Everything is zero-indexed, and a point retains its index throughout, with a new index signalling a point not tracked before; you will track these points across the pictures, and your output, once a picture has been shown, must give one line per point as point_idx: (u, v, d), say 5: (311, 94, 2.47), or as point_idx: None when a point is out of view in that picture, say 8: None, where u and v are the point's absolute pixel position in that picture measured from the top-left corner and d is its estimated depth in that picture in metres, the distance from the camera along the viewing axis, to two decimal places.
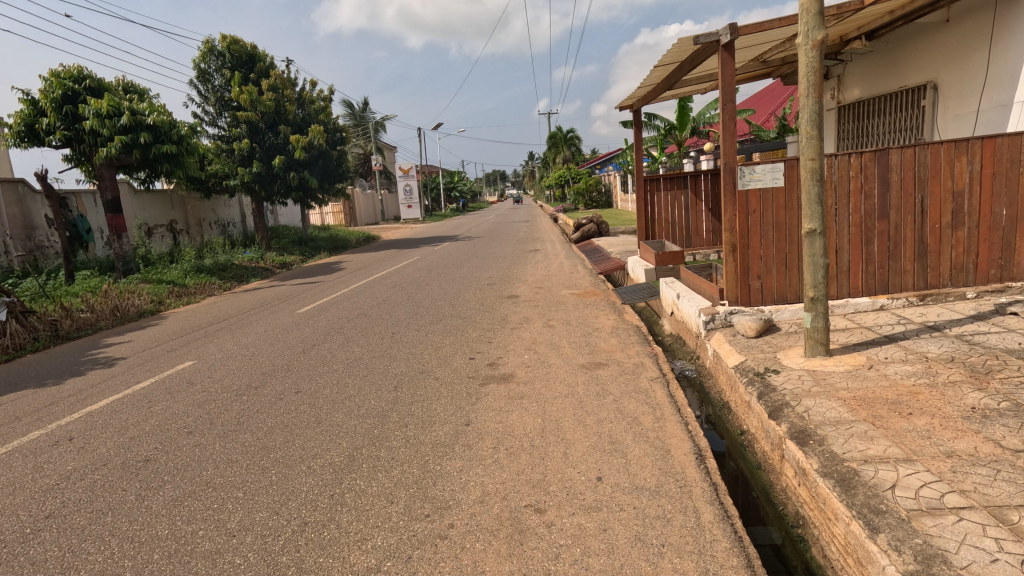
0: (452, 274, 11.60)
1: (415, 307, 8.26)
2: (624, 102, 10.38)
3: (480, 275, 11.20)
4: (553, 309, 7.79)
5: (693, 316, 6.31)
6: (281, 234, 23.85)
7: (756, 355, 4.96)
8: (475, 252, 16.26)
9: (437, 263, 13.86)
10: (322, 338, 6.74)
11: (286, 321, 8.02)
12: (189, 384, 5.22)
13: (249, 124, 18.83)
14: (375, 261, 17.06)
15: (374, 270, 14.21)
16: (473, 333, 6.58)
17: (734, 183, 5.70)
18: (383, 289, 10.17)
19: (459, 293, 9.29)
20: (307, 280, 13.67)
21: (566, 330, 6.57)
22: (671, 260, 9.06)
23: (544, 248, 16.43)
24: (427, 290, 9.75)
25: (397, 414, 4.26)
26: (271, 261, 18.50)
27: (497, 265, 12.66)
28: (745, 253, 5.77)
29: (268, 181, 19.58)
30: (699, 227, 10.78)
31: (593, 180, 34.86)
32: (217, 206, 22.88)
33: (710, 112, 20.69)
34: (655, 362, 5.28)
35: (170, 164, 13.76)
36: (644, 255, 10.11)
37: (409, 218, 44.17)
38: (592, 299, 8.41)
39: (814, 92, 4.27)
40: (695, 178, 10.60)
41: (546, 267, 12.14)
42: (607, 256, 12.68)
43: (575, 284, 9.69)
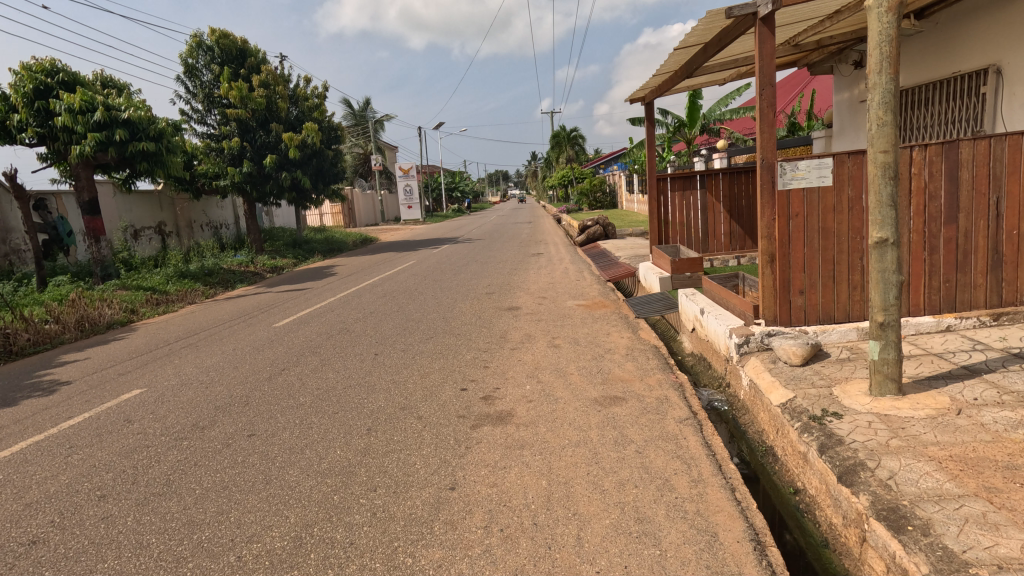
0: (448, 282, 10.71)
1: (403, 321, 7.39)
2: (636, 94, 9.52)
3: (479, 283, 10.33)
4: (558, 324, 6.93)
5: (721, 337, 5.44)
6: (276, 236, 23.06)
7: (807, 391, 4.08)
8: (475, 256, 15.41)
9: (433, 268, 13.00)
10: (295, 359, 5.89)
11: (259, 337, 7.17)
12: (125, 422, 4.38)
13: (239, 121, 17.99)
14: (369, 265, 16.20)
15: (366, 275, 13.36)
16: (466, 355, 5.71)
17: (774, 182, 4.84)
18: (372, 298, 9.32)
19: (454, 304, 8.43)
20: (295, 286, 12.83)
21: (574, 352, 5.71)
22: (688, 267, 8.21)
23: (547, 251, 15.54)
24: (419, 300, 8.90)
25: (365, 473, 3.40)
26: (262, 265, 17.69)
27: (497, 271, 11.81)
28: (786, 264, 4.91)
29: (259, 181, 18.76)
30: (716, 230, 9.90)
31: (597, 180, 33.99)
32: (208, 208, 22.09)
33: (721, 109, 19.80)
34: (682, 397, 4.41)
35: (149, 163, 12.91)
36: (657, 262, 9.24)
37: (410, 218, 43.37)
38: (601, 312, 7.53)
39: (890, 67, 3.40)
40: (711, 176, 9.72)
41: (550, 273, 11.28)
42: (615, 261, 11.81)
43: (582, 294, 8.82)
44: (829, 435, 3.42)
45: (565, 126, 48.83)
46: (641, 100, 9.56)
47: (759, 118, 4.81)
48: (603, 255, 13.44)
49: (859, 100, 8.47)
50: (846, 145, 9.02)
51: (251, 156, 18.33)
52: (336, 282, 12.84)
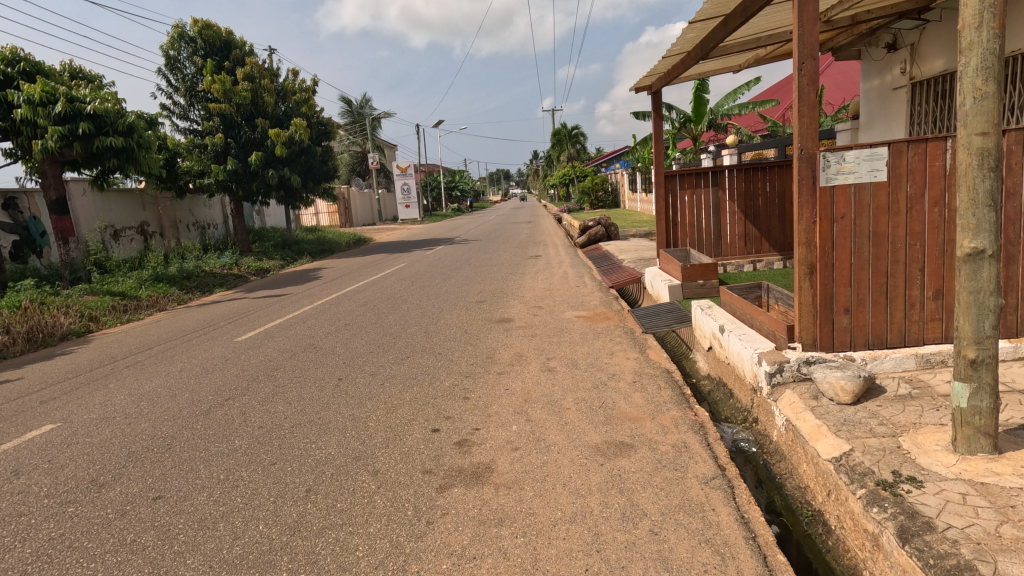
0: (438, 288, 9.86)
1: (379, 336, 6.54)
2: (642, 82, 8.67)
3: (470, 290, 9.46)
4: (555, 340, 6.08)
5: (746, 362, 4.57)
6: (265, 237, 22.26)
7: (867, 441, 3.21)
8: (470, 259, 14.56)
9: (422, 273, 12.13)
10: (245, 385, 5.04)
11: (215, 354, 6.32)
12: (13, 474, 3.53)
13: (223, 117, 17.10)
14: (357, 267, 15.33)
15: (351, 279, 12.51)
16: (444, 383, 4.85)
17: (815, 176, 3.98)
18: (351, 307, 8.49)
19: (439, 315, 7.58)
20: (275, 291, 11.99)
21: (572, 378, 4.85)
22: (701, 274, 7.37)
23: (546, 253, 14.66)
24: (402, 310, 8.05)
25: (288, 565, 2.53)
26: (247, 267, 16.86)
27: (491, 276, 10.95)
28: (829, 277, 4.05)
29: (245, 179, 17.90)
30: (730, 232, 9.00)
31: (599, 179, 33.17)
32: (195, 207, 21.28)
33: (729, 103, 18.91)
34: (705, 446, 3.55)
35: (120, 159, 12.05)
36: (665, 267, 8.37)
37: (408, 218, 42.54)
38: (603, 326, 6.65)
39: (993, 19, 2.54)
40: (724, 173, 8.84)
41: (548, 278, 10.43)
42: (618, 265, 10.94)
43: (582, 303, 7.95)
44: (910, 514, 2.55)
45: (566, 124, 47.99)
46: (648, 88, 8.71)
47: (798, 99, 3.94)
48: (605, 258, 12.57)
49: (891, 87, 7.59)
50: (875, 138, 8.14)
51: (236, 153, 17.45)
52: (319, 286, 12.01)
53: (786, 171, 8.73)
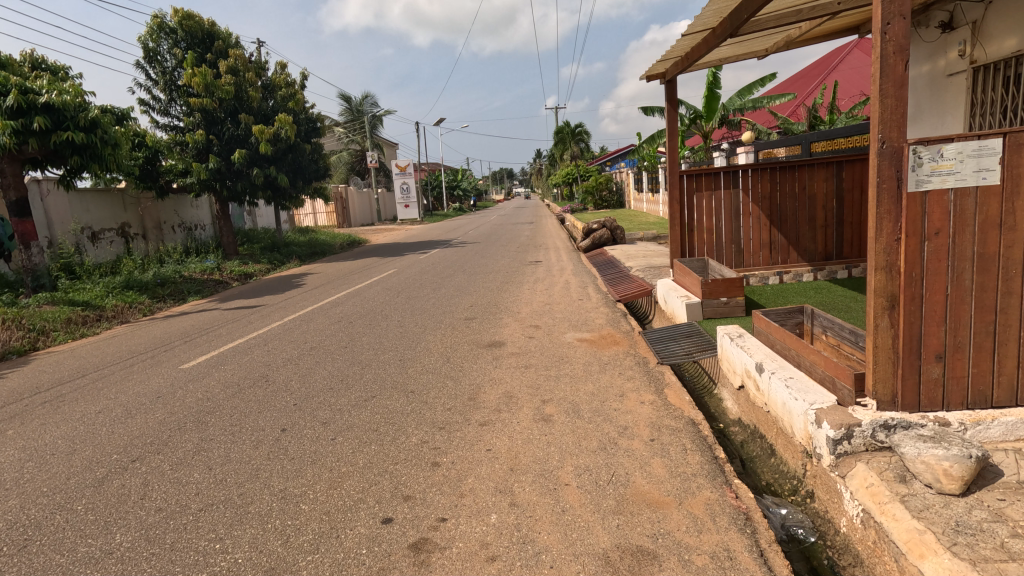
0: (424, 301, 8.87)
1: (346, 366, 5.55)
2: (655, 68, 7.65)
3: (459, 304, 8.46)
4: (552, 373, 5.08)
5: (797, 418, 3.53)
6: (254, 239, 21.33)
7: (1005, 568, 2.19)
8: (465, 264, 13.57)
9: (411, 281, 11.12)
10: (165, 437, 4.05)
11: (151, 387, 5.34)
12: None
13: (205, 112, 16.15)
14: (345, 272, 14.37)
15: (335, 288, 11.53)
16: (411, 438, 3.85)
17: (900, 179, 2.96)
18: (323, 325, 7.48)
19: (420, 337, 6.59)
20: (252, 300, 11.03)
21: (572, 432, 3.86)
22: (724, 291, 6.33)
23: (547, 259, 13.64)
24: (379, 330, 7.04)
25: None
26: (230, 272, 15.90)
27: (485, 286, 9.96)
28: (918, 312, 3.03)
29: (229, 178, 16.95)
30: (754, 239, 7.94)
31: (603, 178, 32.16)
32: (180, 208, 20.36)
33: (742, 98, 17.84)
34: (756, 557, 2.52)
35: (81, 157, 11.13)
36: (681, 279, 7.34)
37: (408, 218, 41.61)
38: (610, 354, 5.64)
39: None
40: (746, 173, 7.82)
41: (548, 289, 9.43)
42: (626, 275, 9.92)
43: (585, 323, 6.93)
44: None
45: (569, 122, 46.96)
46: (660, 77, 7.71)
47: (879, 73, 2.91)
48: (611, 266, 11.54)
49: (944, 74, 6.57)
50: (924, 133, 7.10)
51: (219, 150, 16.48)
52: (300, 295, 11.05)
53: (817, 169, 7.68)
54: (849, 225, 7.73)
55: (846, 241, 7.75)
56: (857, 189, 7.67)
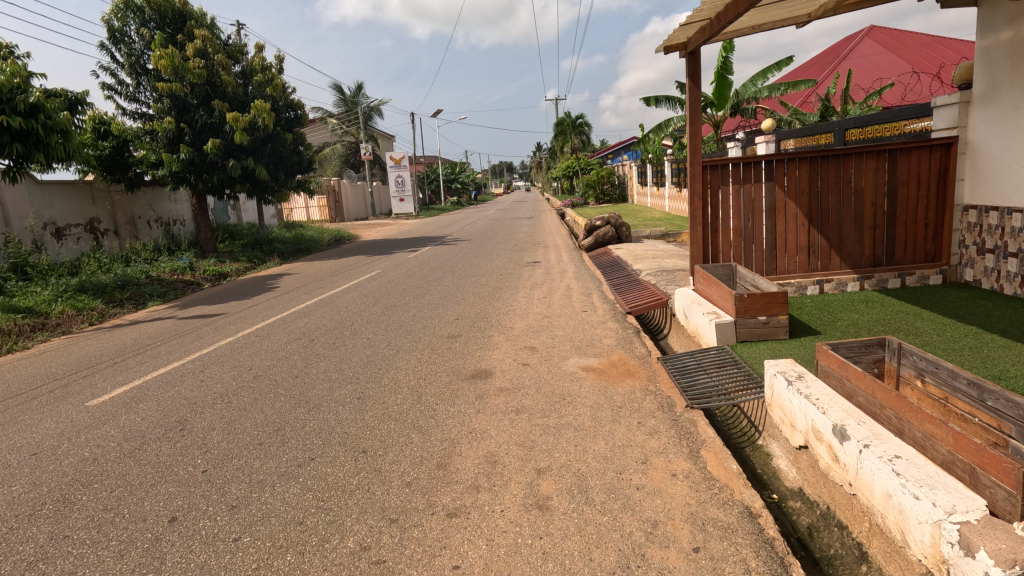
0: (403, 311, 7.68)
1: (290, 408, 4.37)
2: (675, 38, 6.43)
3: (444, 316, 7.28)
4: (552, 422, 3.90)
5: (914, 527, 2.38)
6: (236, 235, 20.11)
7: None
8: (457, 265, 12.36)
9: (394, 285, 9.91)
10: (4, 531, 2.88)
11: (36, 436, 4.16)
12: None
13: (174, 98, 14.89)
14: (326, 273, 13.18)
15: (310, 292, 10.34)
16: (346, 544, 2.67)
17: None
18: (279, 344, 6.30)
19: (391, 363, 5.40)
20: (216, 306, 9.83)
21: (579, 535, 2.67)
22: (764, 308, 5.13)
23: (546, 259, 12.44)
24: (343, 352, 5.85)
25: None
26: (203, 272, 14.67)
27: (476, 292, 8.75)
28: None
29: (204, 170, 15.71)
30: (789, 241, 6.71)
31: (605, 171, 30.91)
32: (156, 201, 19.15)
33: (756, 85, 16.57)
34: None
35: (23, 145, 9.90)
36: (705, 291, 6.16)
37: (403, 212, 40.32)
38: (624, 391, 4.45)
39: None
40: (781, 163, 6.59)
41: (547, 296, 8.24)
42: (636, 280, 8.73)
43: (591, 345, 5.74)
44: None
45: (570, 113, 45.65)
46: (681, 48, 6.50)
47: None
48: (618, 269, 10.34)
49: None
50: (997, 115, 5.82)
51: (191, 140, 15.22)
52: (269, 300, 9.85)
53: (865, 158, 6.47)
54: (901, 226, 6.55)
55: (898, 244, 6.58)
56: (913, 183, 6.46)
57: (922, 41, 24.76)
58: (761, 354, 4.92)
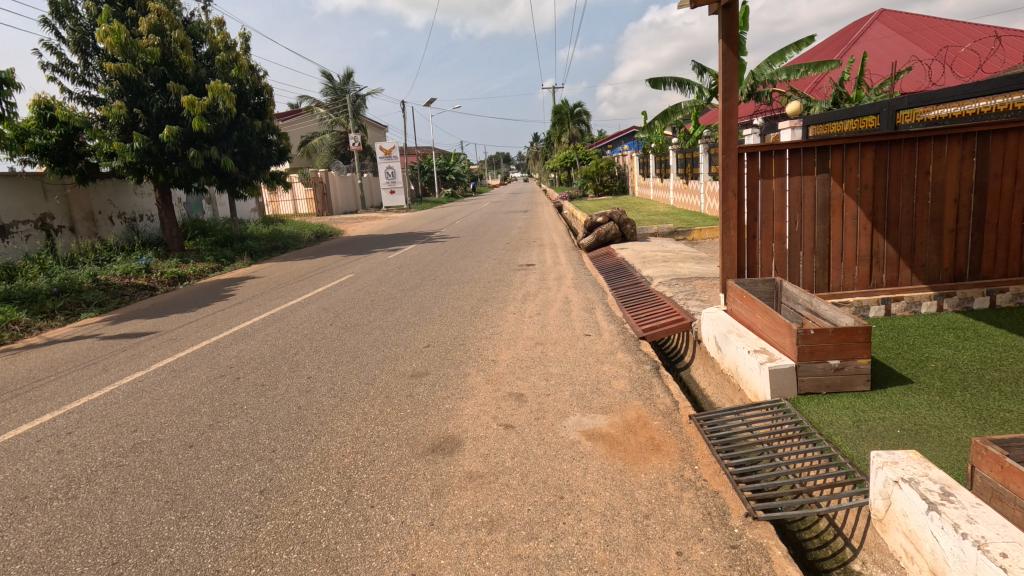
0: (365, 335, 6.25)
1: (155, 513, 2.94)
2: None
3: (412, 342, 5.85)
4: (541, 554, 2.49)
5: None
6: (207, 232, 18.61)
7: None
8: (440, 268, 10.87)
9: (362, 296, 8.44)
10: None
11: None
12: None
13: (126, 80, 13.38)
14: (294, 277, 11.74)
15: (267, 302, 8.86)
16: None
17: None
18: (194, 386, 4.87)
19: (327, 423, 3.98)
20: (153, 319, 8.34)
21: None
22: (836, 350, 3.71)
23: (540, 261, 11.02)
24: (272, 400, 4.43)
25: None
26: (160, 274, 13.18)
27: (457, 307, 7.30)
28: None
29: (163, 161, 14.25)
30: (848, 249, 5.29)
31: (605, 161, 29.34)
32: (119, 195, 17.68)
33: (772, 66, 15.04)
34: None
35: None
36: (747, 316, 4.75)
37: (393, 205, 38.71)
38: (649, 483, 3.04)
39: None
40: (840, 150, 5.14)
41: (542, 313, 6.80)
42: (647, 293, 7.31)
43: (597, 393, 4.31)
44: None
45: (568, 101, 43.83)
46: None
47: None
48: (625, 275, 8.93)
49: None
50: None
51: (146, 127, 13.69)
52: (216, 313, 8.37)
53: (947, 142, 5.05)
54: (991, 229, 5.13)
55: (986, 252, 5.17)
56: (1008, 174, 5.04)
57: (938, 24, 23.34)
58: (838, 418, 3.49)
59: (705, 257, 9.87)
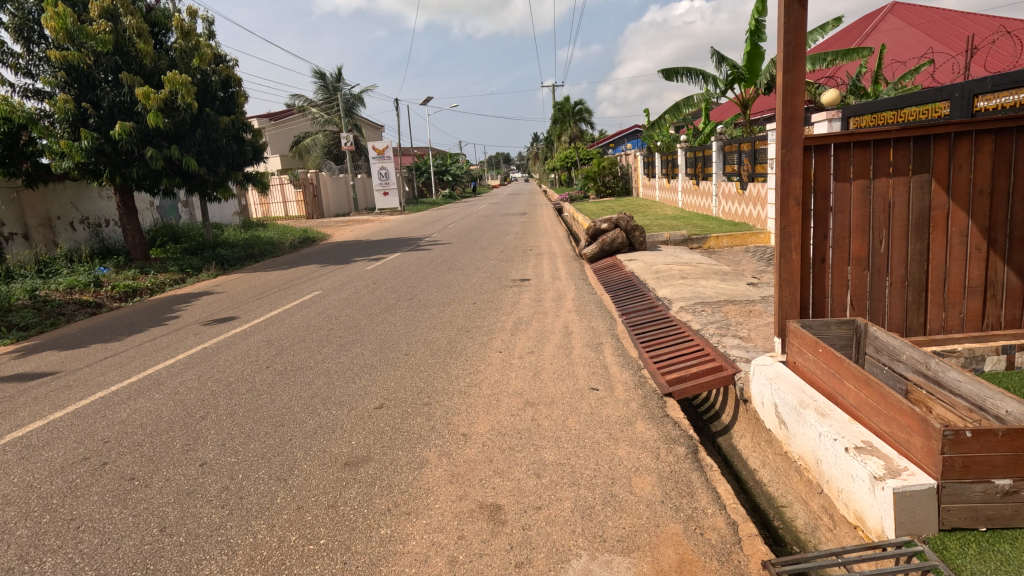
0: (304, 386, 4.80)
1: None
2: None
3: (360, 402, 4.38)
4: None
5: None
6: (178, 239, 17.18)
7: None
8: (421, 283, 9.41)
9: (321, 323, 6.99)
10: None
11: None
12: None
13: (74, 71, 11.94)
14: (256, 292, 10.30)
15: (210, 328, 7.41)
16: None
17: None
18: (37, 478, 3.42)
19: (187, 570, 2.53)
20: (68, 351, 6.87)
21: None
22: (1003, 464, 2.30)
23: (537, 275, 9.54)
24: (128, 515, 2.98)
25: None
26: (110, 288, 11.70)
27: (429, 342, 5.84)
28: None
29: (120, 162, 12.86)
30: (954, 276, 3.84)
31: (607, 161, 27.94)
32: (81, 199, 16.27)
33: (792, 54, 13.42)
34: None
35: None
36: (824, 380, 3.31)
37: (387, 206, 37.28)
38: None
39: None
40: (945, 141, 3.70)
41: (537, 353, 5.33)
42: (668, 325, 5.85)
43: (611, 507, 2.86)
44: None
45: (568, 98, 42.38)
46: None
47: None
48: (636, 296, 7.47)
49: None
50: None
51: (97, 123, 12.26)
52: (146, 343, 6.92)
53: None
54: None
55: None
56: None
57: (958, 15, 21.91)
58: None
59: (729, 272, 8.42)
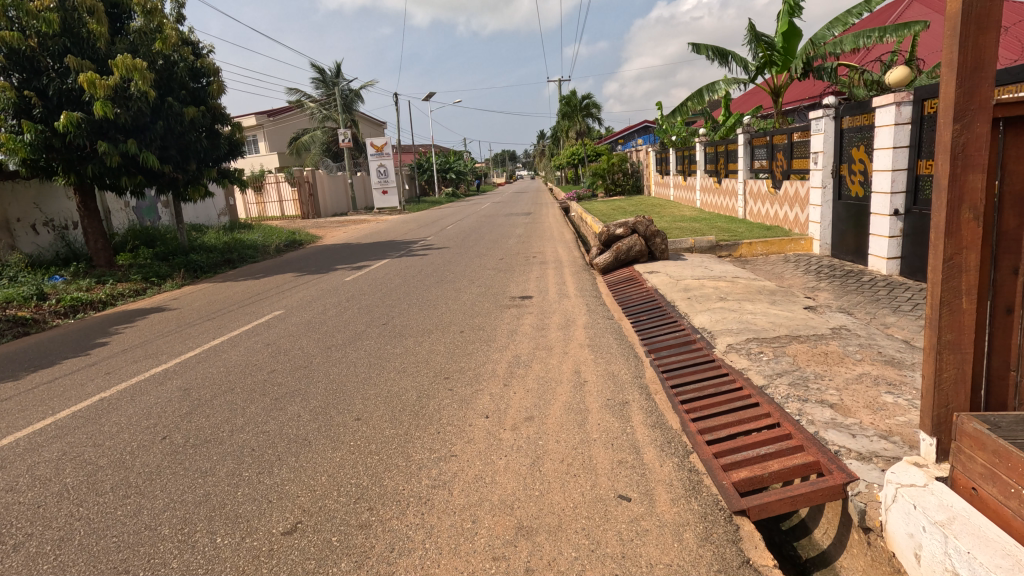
0: (197, 480, 3.28)
1: None
2: None
3: (265, 519, 2.86)
4: None
5: None
6: (152, 243, 15.78)
7: None
8: (402, 301, 7.87)
9: (263, 361, 5.45)
10: None
11: None
12: None
13: (15, 54, 10.50)
14: (213, 309, 8.80)
15: (132, 364, 5.90)
16: None
17: None
18: None
19: None
20: None
21: None
22: None
23: (540, 292, 8.01)
24: None
25: None
26: (55, 302, 10.22)
27: (393, 400, 4.29)
28: None
29: (74, 158, 11.42)
30: None
31: (618, 157, 26.31)
32: (45, 199, 14.89)
33: (831, 31, 11.68)
34: None
35: None
36: None
37: (387, 206, 35.81)
38: None
39: None
40: None
41: (539, 424, 3.76)
42: (718, 377, 4.29)
43: None
44: None
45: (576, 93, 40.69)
46: None
47: None
48: (665, 324, 5.92)
49: None
50: None
51: (43, 114, 10.83)
52: (41, 386, 5.41)
53: None
54: None
55: None
56: None
57: None
58: None
59: (776, 290, 6.84)
